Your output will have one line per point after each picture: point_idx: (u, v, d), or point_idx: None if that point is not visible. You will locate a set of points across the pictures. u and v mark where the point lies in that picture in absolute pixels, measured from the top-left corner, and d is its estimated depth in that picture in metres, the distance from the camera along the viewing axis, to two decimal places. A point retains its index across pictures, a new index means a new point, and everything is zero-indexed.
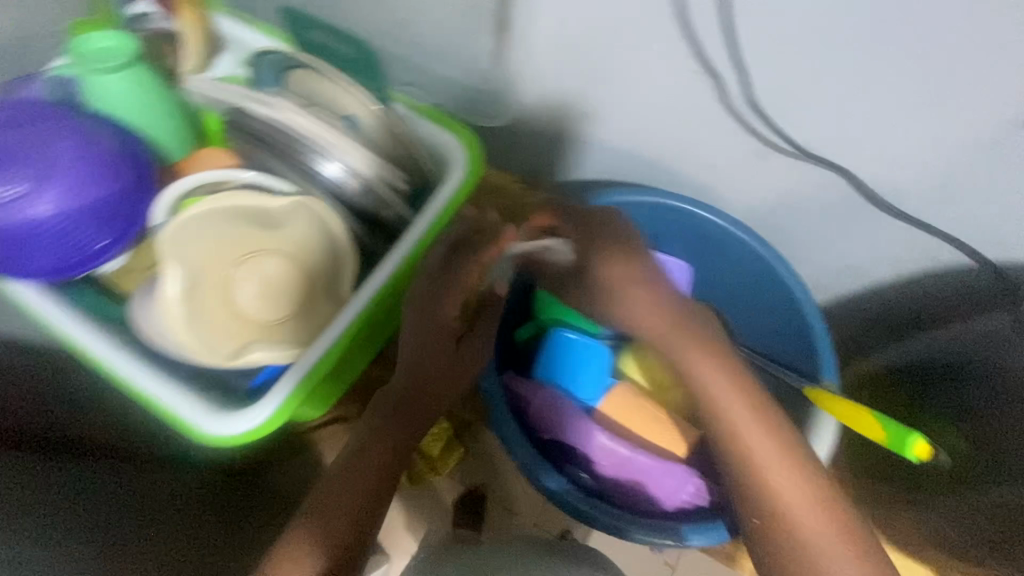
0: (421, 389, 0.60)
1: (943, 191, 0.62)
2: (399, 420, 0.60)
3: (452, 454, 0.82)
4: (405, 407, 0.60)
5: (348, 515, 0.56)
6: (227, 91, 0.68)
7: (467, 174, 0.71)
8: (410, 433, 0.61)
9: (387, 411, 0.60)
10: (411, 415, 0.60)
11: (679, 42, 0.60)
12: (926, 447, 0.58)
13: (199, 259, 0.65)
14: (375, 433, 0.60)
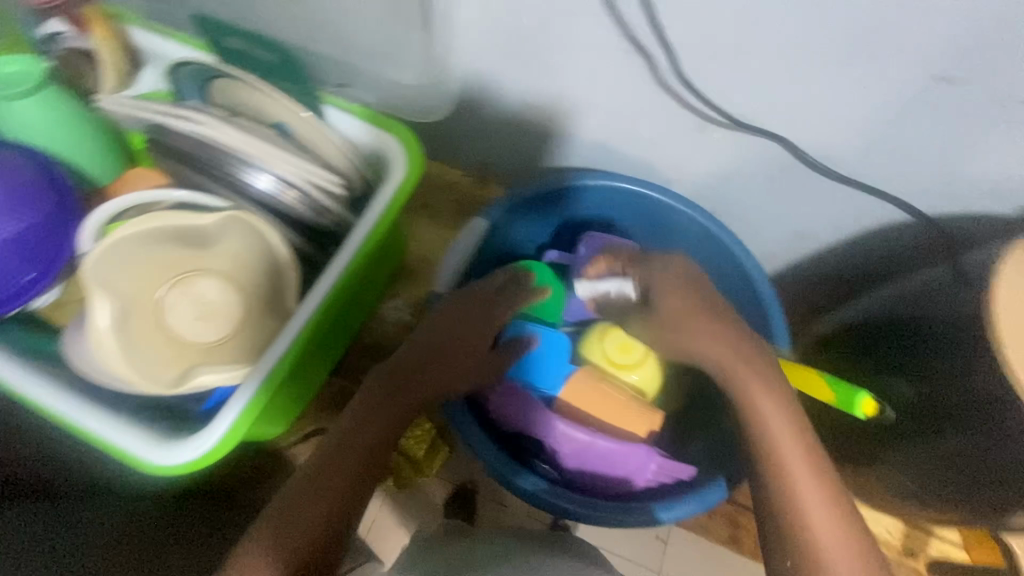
0: (409, 383, 0.60)
1: (875, 152, 0.63)
2: (381, 414, 0.58)
3: (437, 456, 0.83)
4: (386, 401, 0.58)
5: (319, 515, 0.52)
6: (141, 107, 0.65)
7: (406, 175, 0.69)
8: (391, 430, 0.58)
9: (370, 405, 0.58)
10: (394, 410, 0.58)
11: (604, 20, 0.60)
12: (873, 405, 0.63)
13: (132, 284, 0.66)
14: (353, 430, 0.57)
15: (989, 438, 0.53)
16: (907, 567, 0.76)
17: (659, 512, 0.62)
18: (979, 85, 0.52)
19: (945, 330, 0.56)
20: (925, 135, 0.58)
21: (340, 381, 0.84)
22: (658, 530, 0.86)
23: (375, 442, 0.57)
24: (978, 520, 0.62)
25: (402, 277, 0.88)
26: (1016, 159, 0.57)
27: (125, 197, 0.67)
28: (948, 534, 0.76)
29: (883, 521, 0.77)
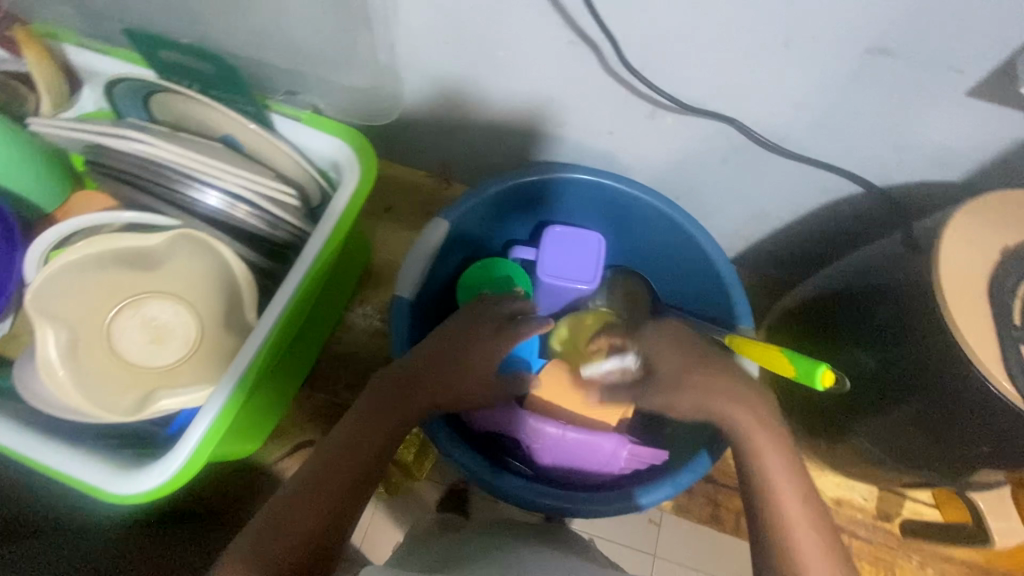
0: (416, 388, 0.57)
1: (823, 127, 0.63)
2: (383, 420, 0.56)
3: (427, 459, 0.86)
4: (388, 407, 0.56)
5: (313, 524, 0.50)
6: (73, 127, 0.63)
7: (360, 180, 0.68)
8: (391, 437, 0.56)
9: (372, 410, 0.56)
10: (395, 416, 0.56)
11: (547, 11, 0.60)
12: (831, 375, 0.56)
13: (81, 311, 0.67)
14: (352, 436, 0.54)
15: (944, 399, 0.55)
16: (883, 531, 0.77)
17: (641, 498, 0.61)
18: (915, 56, 0.53)
19: (901, 295, 0.57)
20: (868, 108, 0.59)
21: (311, 393, 0.83)
22: (652, 514, 0.87)
23: (375, 450, 0.55)
24: (933, 477, 0.65)
25: (368, 283, 0.87)
26: (957, 126, 0.58)
27: (68, 222, 0.66)
28: (921, 495, 0.78)
29: (857, 487, 0.78)
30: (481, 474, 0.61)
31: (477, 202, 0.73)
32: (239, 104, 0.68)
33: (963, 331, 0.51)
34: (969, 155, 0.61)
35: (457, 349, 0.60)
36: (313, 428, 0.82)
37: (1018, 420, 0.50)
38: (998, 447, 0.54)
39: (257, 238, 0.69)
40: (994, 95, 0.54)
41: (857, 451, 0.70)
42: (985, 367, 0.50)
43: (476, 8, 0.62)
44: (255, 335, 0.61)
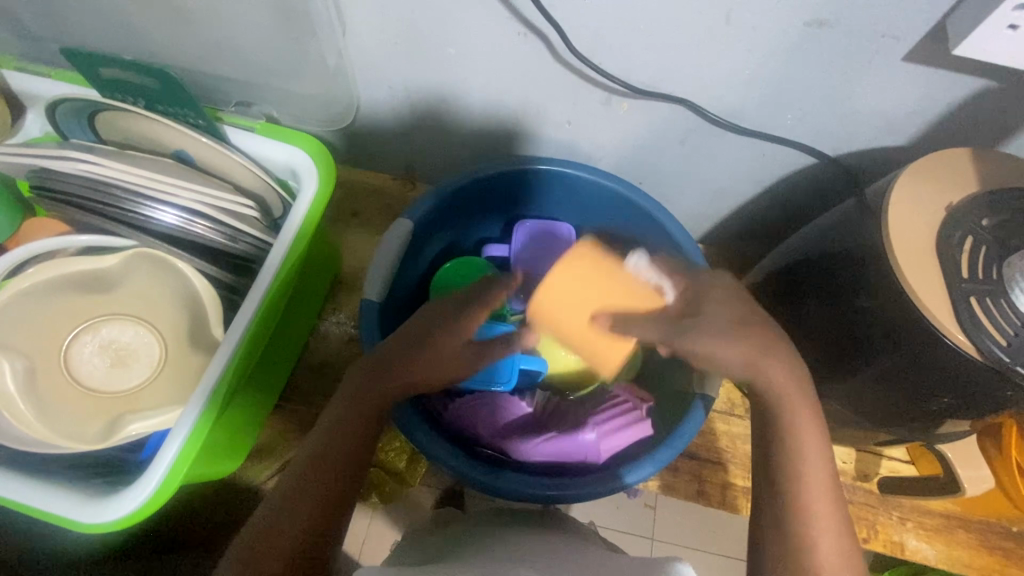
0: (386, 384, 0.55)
1: (771, 103, 0.65)
2: (356, 419, 0.54)
3: (419, 465, 0.82)
4: (358, 404, 0.54)
5: (297, 534, 0.50)
6: (13, 153, 0.61)
7: (320, 187, 0.67)
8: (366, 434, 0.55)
9: (344, 410, 0.54)
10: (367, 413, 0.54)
11: (495, 5, 0.60)
12: None
13: (37, 339, 0.65)
14: (327, 437, 0.54)
15: (905, 357, 0.57)
16: (863, 491, 0.78)
17: (626, 477, 0.61)
18: (850, 25, 0.54)
19: (857, 258, 0.58)
20: (812, 80, 0.61)
21: (286, 406, 0.80)
22: (647, 498, 0.93)
23: (351, 450, 0.54)
24: (905, 434, 0.67)
25: (340, 290, 0.86)
26: (897, 93, 0.60)
27: (18, 250, 0.64)
28: (897, 452, 0.80)
29: (836, 452, 0.79)
30: (460, 467, 0.61)
31: (440, 198, 0.72)
32: (187, 118, 0.67)
33: (915, 288, 0.52)
34: (911, 120, 0.63)
35: (424, 337, 0.56)
36: (291, 444, 0.79)
37: (974, 370, 0.52)
38: (961, 398, 0.56)
39: (218, 253, 0.67)
40: (928, 58, 0.56)
41: (830, 414, 0.71)
42: (939, 322, 0.51)
43: (422, 5, 0.62)
44: (220, 355, 0.60)
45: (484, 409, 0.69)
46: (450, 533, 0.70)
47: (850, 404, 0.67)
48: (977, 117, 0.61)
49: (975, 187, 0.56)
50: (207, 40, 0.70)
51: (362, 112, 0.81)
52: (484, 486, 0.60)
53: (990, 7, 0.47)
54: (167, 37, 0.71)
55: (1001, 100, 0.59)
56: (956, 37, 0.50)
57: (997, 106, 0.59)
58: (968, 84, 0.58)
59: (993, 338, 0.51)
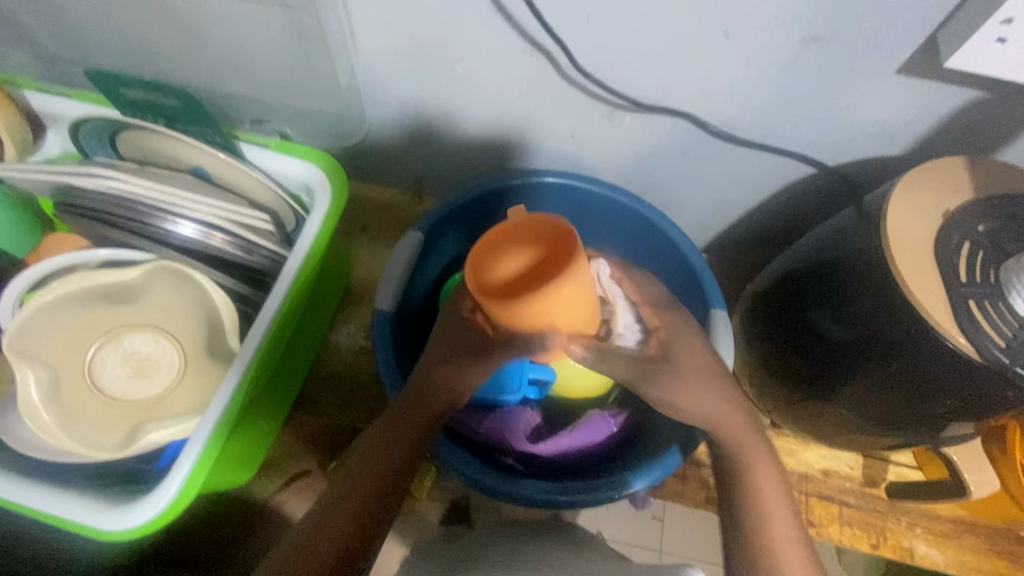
0: (421, 406, 0.57)
1: (769, 116, 0.67)
2: (392, 442, 0.56)
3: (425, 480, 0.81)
4: (396, 428, 0.57)
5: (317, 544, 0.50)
6: (37, 169, 0.63)
7: (333, 202, 0.69)
8: (403, 459, 0.57)
9: (381, 433, 0.57)
10: (405, 437, 0.57)
11: (502, 25, 0.62)
12: None
13: (61, 350, 0.67)
14: (365, 459, 0.56)
15: (908, 361, 0.58)
16: (871, 497, 0.79)
17: (634, 482, 0.62)
18: (845, 40, 0.57)
19: (857, 265, 0.60)
20: (810, 93, 0.63)
21: (298, 417, 0.81)
22: (654, 510, 0.91)
23: (388, 473, 0.56)
24: (911, 438, 0.68)
25: (350, 302, 0.87)
26: (891, 104, 0.62)
27: (43, 263, 0.66)
28: (904, 458, 0.80)
29: (843, 457, 0.81)
30: (470, 474, 0.61)
31: (449, 210, 0.74)
32: (205, 136, 0.69)
33: (916, 292, 0.54)
34: (906, 130, 0.65)
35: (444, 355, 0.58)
36: (303, 456, 0.80)
37: (976, 371, 0.53)
38: (964, 400, 0.57)
39: (234, 265, 0.69)
40: (921, 71, 0.58)
41: (836, 420, 0.72)
42: (939, 325, 0.53)
43: (432, 25, 0.64)
44: (233, 370, 0.61)
45: (512, 421, 0.71)
46: (459, 550, 0.70)
47: (857, 409, 0.68)
48: (971, 127, 0.63)
49: (972, 193, 0.58)
50: (225, 60, 0.73)
51: (372, 128, 0.84)
52: (494, 492, 0.61)
53: (977, 21, 0.49)
54: (186, 58, 0.73)
55: (993, 110, 0.60)
56: (948, 49, 0.52)
57: (989, 116, 0.61)
58: (961, 94, 0.59)
59: (992, 339, 0.52)
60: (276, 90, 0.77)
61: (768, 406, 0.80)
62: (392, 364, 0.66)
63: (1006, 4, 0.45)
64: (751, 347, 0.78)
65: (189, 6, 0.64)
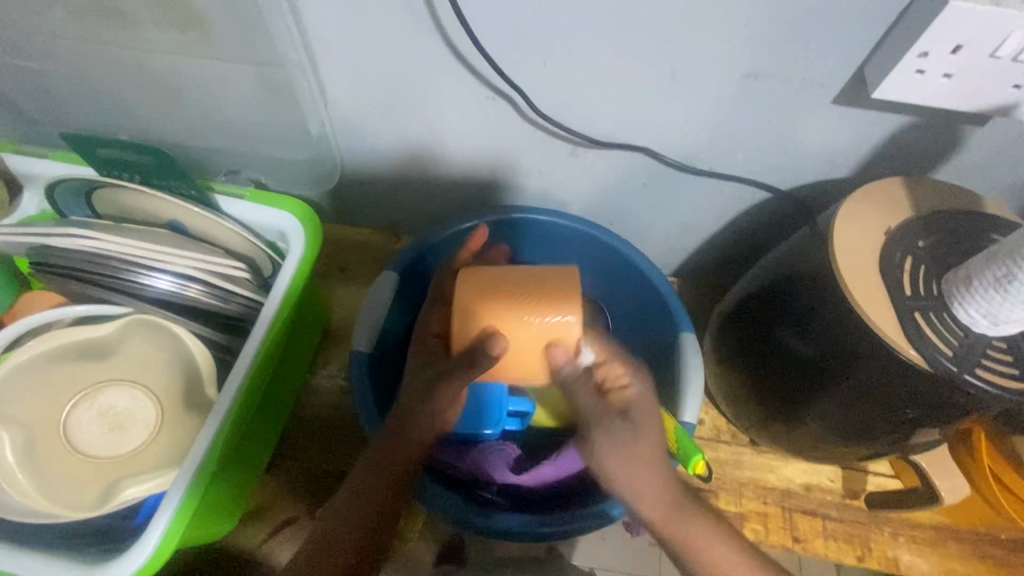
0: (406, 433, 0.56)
1: (722, 146, 0.71)
2: (376, 488, 0.56)
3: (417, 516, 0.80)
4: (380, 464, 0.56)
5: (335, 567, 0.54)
6: (12, 231, 0.65)
7: (308, 245, 0.71)
8: (386, 502, 0.57)
9: (362, 479, 0.56)
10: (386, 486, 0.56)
11: (464, 74, 0.66)
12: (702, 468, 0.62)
13: (36, 409, 0.68)
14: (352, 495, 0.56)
15: (866, 374, 0.60)
16: (853, 509, 0.80)
17: (612, 510, 0.62)
18: (783, 77, 0.61)
19: (811, 282, 0.63)
20: (757, 124, 0.67)
21: (282, 462, 0.81)
22: (651, 536, 0.87)
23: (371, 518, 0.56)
24: (881, 448, 0.70)
25: (330, 343, 0.88)
26: (831, 131, 0.66)
27: (17, 323, 0.67)
28: (881, 467, 0.82)
29: (822, 470, 0.82)
30: (448, 509, 0.62)
31: (423, 247, 0.77)
32: (179, 189, 0.71)
33: (867, 309, 0.56)
34: (849, 154, 0.69)
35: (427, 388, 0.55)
36: (287, 504, 0.79)
37: (929, 380, 0.56)
38: (924, 410, 0.60)
39: (212, 314, 0.71)
40: (855, 101, 0.62)
41: (811, 435, 0.73)
42: (891, 339, 0.55)
43: (398, 77, 0.68)
44: (214, 416, 0.62)
45: (495, 454, 0.73)
46: None
47: (826, 423, 0.70)
48: (907, 149, 0.67)
49: (911, 212, 0.61)
50: (201, 116, 0.75)
51: (346, 173, 0.86)
52: (472, 527, 0.62)
53: (896, 55, 0.53)
54: (161, 115, 0.76)
55: (922, 133, 0.65)
56: (874, 80, 0.57)
57: (923, 138, 0.65)
58: (894, 120, 0.64)
59: (940, 349, 0.55)
60: (250, 142, 0.80)
61: (746, 424, 0.80)
62: (370, 402, 0.67)
63: (920, 40, 0.50)
64: (723, 368, 0.80)
65: (163, 66, 0.67)
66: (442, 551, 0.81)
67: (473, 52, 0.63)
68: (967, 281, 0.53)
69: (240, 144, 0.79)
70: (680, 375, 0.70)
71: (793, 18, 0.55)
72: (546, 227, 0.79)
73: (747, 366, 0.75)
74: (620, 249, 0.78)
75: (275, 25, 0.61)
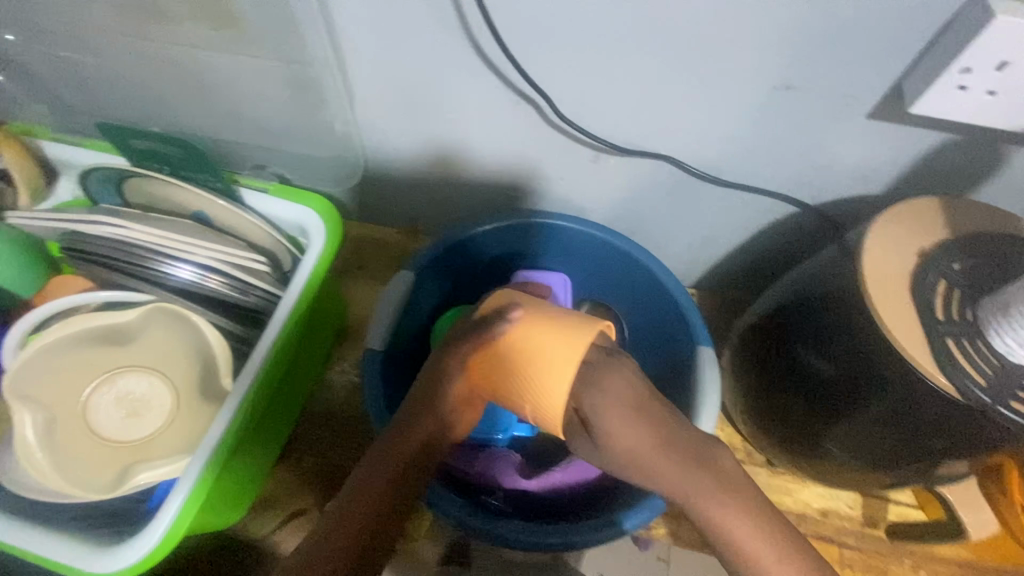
0: (409, 428, 0.55)
1: (748, 158, 0.69)
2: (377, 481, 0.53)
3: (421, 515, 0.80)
4: (380, 457, 0.54)
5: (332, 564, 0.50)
6: (45, 218, 0.67)
7: (327, 241, 0.72)
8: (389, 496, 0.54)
9: (362, 474, 0.54)
10: (381, 481, 0.53)
11: (488, 76, 0.66)
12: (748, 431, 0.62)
13: (61, 391, 0.69)
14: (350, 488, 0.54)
15: (891, 400, 0.58)
16: (873, 538, 0.77)
17: (624, 523, 0.61)
18: (816, 89, 0.59)
19: (837, 301, 0.61)
20: (785, 135, 0.65)
21: (293, 455, 0.82)
22: (659, 550, 0.83)
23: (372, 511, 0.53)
24: (903, 477, 0.67)
25: (345, 340, 0.89)
26: (864, 146, 0.64)
27: (44, 307, 0.69)
28: (904, 496, 0.79)
29: (842, 496, 0.79)
30: (455, 513, 0.61)
31: (440, 247, 0.76)
32: (206, 181, 0.72)
33: (895, 332, 0.54)
34: (883, 171, 0.67)
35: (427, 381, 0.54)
36: (296, 496, 0.80)
37: (959, 410, 0.53)
38: (952, 439, 0.57)
39: (230, 306, 0.72)
40: (890, 116, 0.60)
41: (831, 459, 0.70)
42: (920, 365, 0.53)
43: (424, 78, 0.68)
44: (228, 407, 0.62)
45: (502, 461, 0.73)
46: None
47: (847, 448, 0.67)
48: (945, 167, 0.64)
49: (946, 233, 0.59)
50: (229, 111, 0.77)
51: (367, 172, 0.87)
52: (478, 533, 0.61)
53: (937, 71, 0.51)
54: (191, 108, 0.78)
55: (962, 152, 0.62)
56: (912, 96, 0.54)
57: (961, 158, 0.63)
58: (931, 137, 0.61)
59: (973, 380, 0.52)
60: (274, 137, 0.81)
61: (762, 443, 0.78)
62: (378, 398, 0.66)
63: (963, 54, 0.48)
64: (741, 384, 0.78)
65: (192, 60, 0.69)
66: (445, 553, 0.80)
67: (500, 55, 0.63)
68: (1005, 308, 0.50)
69: (265, 139, 0.81)
70: (696, 389, 0.69)
71: (827, 29, 0.53)
72: (565, 235, 0.79)
73: (766, 386, 0.73)
74: (640, 259, 0.77)
75: (306, 23, 0.61)
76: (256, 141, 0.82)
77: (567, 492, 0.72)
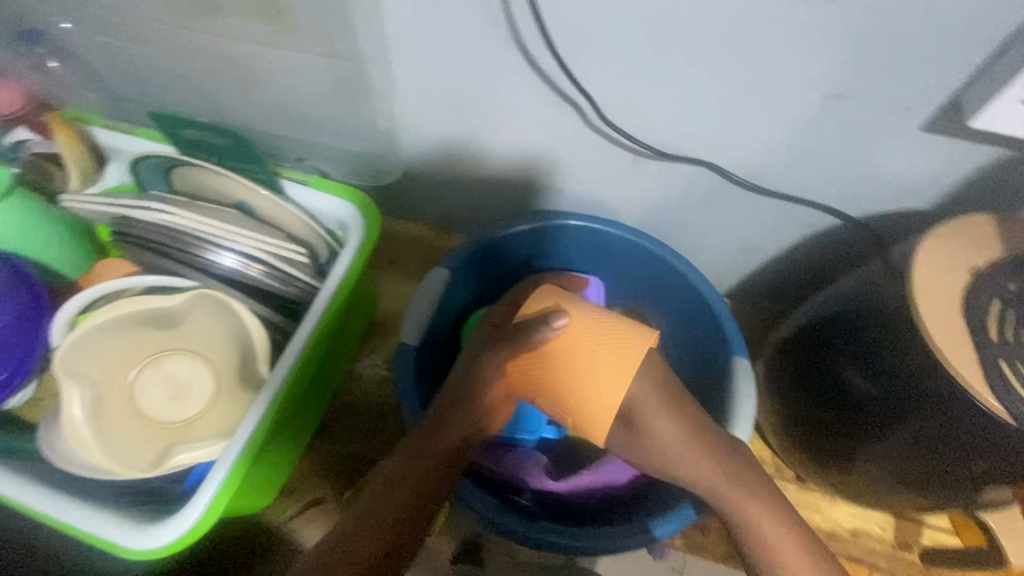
0: (445, 424, 0.55)
1: (792, 167, 0.68)
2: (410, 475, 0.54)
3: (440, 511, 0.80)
4: (414, 451, 0.54)
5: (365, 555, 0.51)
6: (100, 202, 0.69)
7: (366, 235, 0.73)
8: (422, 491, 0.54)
9: (396, 467, 0.54)
10: (415, 475, 0.53)
11: (532, 76, 0.66)
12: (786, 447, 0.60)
13: (107, 370, 0.72)
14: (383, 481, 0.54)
15: (935, 420, 0.56)
16: (904, 561, 0.76)
17: (656, 530, 0.60)
18: (868, 99, 0.58)
19: (883, 317, 0.60)
20: (832, 145, 0.64)
21: (319, 445, 0.83)
22: (675, 562, 0.82)
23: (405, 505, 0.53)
24: (941, 501, 0.65)
25: (375, 334, 0.90)
26: (915, 159, 0.63)
27: (94, 288, 0.71)
28: (938, 521, 0.77)
29: (874, 517, 0.77)
30: (484, 510, 0.61)
31: (476, 245, 0.77)
32: (251, 172, 0.74)
33: (946, 351, 0.53)
34: (933, 185, 0.65)
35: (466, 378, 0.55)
36: (320, 485, 0.81)
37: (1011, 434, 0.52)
38: (997, 464, 0.56)
39: (269, 295, 0.73)
40: (944, 130, 0.59)
41: (865, 478, 0.69)
42: (970, 386, 0.51)
43: (468, 76, 0.69)
44: (264, 395, 0.64)
45: (528, 461, 0.73)
46: None
47: (883, 467, 0.65)
48: (998, 184, 0.63)
49: (1001, 252, 0.57)
50: (274, 103, 0.78)
51: (404, 168, 0.88)
52: (507, 531, 0.61)
53: (1000, 85, 0.49)
54: (238, 100, 0.79)
55: (1019, 169, 0.60)
56: (971, 109, 0.53)
57: (1016, 176, 0.61)
58: (986, 153, 0.60)
59: None
60: (316, 131, 0.82)
61: (792, 457, 0.77)
62: (411, 392, 0.67)
63: None
64: (773, 397, 0.77)
65: (244, 53, 0.70)
66: (461, 550, 0.80)
67: (545, 56, 0.63)
68: None
69: (307, 132, 0.82)
70: (729, 398, 0.68)
71: (885, 38, 0.52)
72: (600, 237, 0.78)
73: (801, 399, 0.71)
74: (676, 265, 0.76)
75: (356, 19, 0.62)
76: (298, 134, 0.83)
77: (594, 496, 0.72)
